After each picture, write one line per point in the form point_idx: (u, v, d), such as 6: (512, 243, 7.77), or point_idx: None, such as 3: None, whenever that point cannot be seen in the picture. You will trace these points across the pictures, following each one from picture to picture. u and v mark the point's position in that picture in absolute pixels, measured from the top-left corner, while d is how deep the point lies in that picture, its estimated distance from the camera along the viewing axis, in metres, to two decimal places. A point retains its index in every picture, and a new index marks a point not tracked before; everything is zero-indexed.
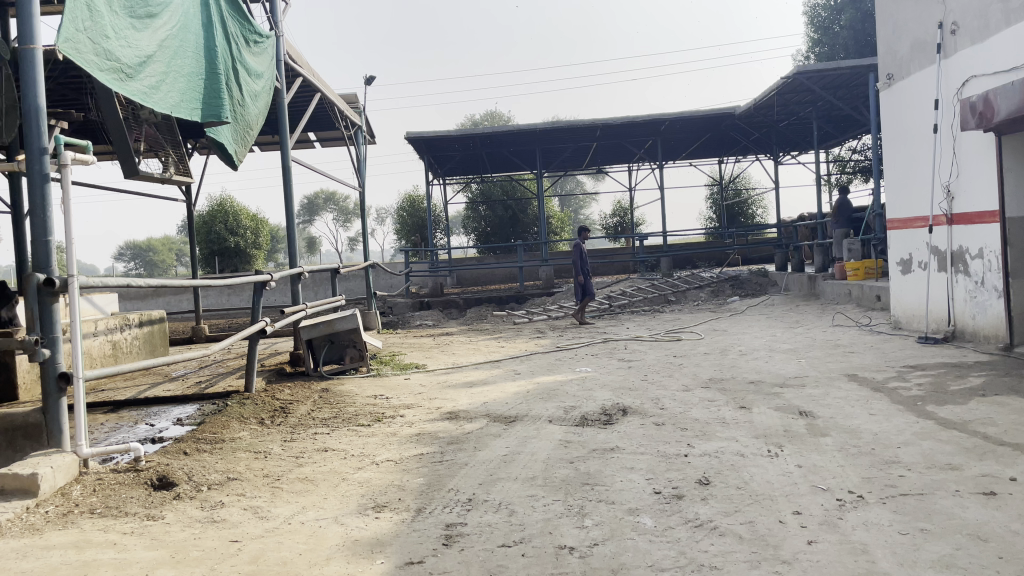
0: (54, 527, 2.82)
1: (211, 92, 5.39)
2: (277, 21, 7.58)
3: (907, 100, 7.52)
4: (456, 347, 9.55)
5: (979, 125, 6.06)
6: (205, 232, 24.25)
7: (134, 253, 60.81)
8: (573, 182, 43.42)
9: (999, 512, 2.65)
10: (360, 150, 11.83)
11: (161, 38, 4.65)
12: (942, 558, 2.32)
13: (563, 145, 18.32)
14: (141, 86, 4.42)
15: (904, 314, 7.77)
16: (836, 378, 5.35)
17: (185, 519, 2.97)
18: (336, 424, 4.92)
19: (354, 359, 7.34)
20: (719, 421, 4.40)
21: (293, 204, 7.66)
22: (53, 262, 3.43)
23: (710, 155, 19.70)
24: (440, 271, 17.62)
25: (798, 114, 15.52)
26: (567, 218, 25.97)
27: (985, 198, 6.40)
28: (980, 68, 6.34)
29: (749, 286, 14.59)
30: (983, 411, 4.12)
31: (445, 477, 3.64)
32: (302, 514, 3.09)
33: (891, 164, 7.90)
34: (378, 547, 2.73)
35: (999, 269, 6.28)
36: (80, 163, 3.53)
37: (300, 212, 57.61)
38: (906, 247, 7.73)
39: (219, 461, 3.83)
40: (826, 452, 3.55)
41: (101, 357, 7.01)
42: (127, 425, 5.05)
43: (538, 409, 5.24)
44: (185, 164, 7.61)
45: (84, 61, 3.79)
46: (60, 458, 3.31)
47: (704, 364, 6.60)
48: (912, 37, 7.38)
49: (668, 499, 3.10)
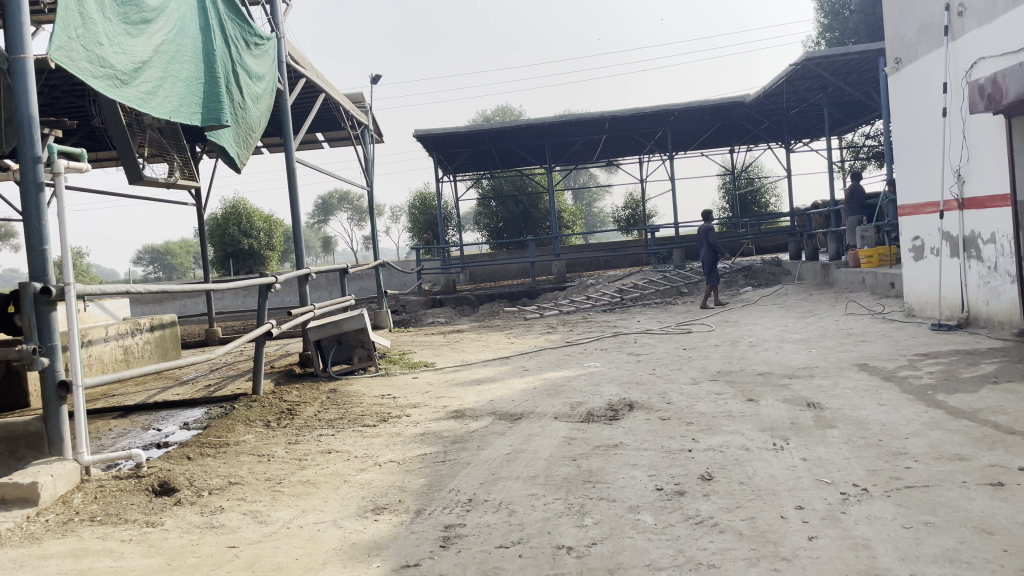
0: (54, 536, 2.84)
1: (211, 96, 5.41)
2: (277, 23, 7.58)
3: (915, 84, 7.37)
4: (465, 345, 9.55)
5: (989, 108, 5.92)
6: (217, 235, 24.40)
7: (152, 256, 61.57)
8: (585, 175, 43.34)
9: (1005, 504, 2.58)
10: (366, 150, 11.84)
11: (157, 44, 4.66)
12: (945, 552, 2.26)
13: (571, 138, 18.24)
14: (138, 92, 4.44)
15: (917, 301, 7.62)
16: (846, 368, 5.27)
17: (184, 525, 2.98)
18: (341, 425, 4.92)
19: (362, 359, 7.32)
20: (725, 414, 4.35)
21: (298, 206, 7.67)
22: (49, 272, 3.47)
23: (721, 144, 19.51)
24: (452, 268, 17.64)
25: (809, 101, 15.32)
26: (579, 212, 25.87)
27: (997, 181, 6.26)
28: (987, 49, 6.19)
29: (762, 275, 14.43)
30: (994, 399, 4.03)
31: (446, 477, 3.62)
32: (301, 518, 3.09)
33: (901, 150, 7.75)
34: (376, 550, 2.72)
35: (1012, 254, 6.13)
36: (74, 171, 3.54)
37: (313, 213, 57.99)
38: (918, 233, 7.59)
39: (221, 466, 3.85)
40: (832, 445, 3.48)
41: (112, 363, 7.08)
42: (135, 430, 5.09)
43: (544, 405, 5.21)
44: (190, 168, 7.64)
45: (77, 69, 3.80)
46: (61, 466, 3.35)
47: (713, 357, 6.53)
48: (919, 20, 7.23)
49: (670, 496, 3.06)
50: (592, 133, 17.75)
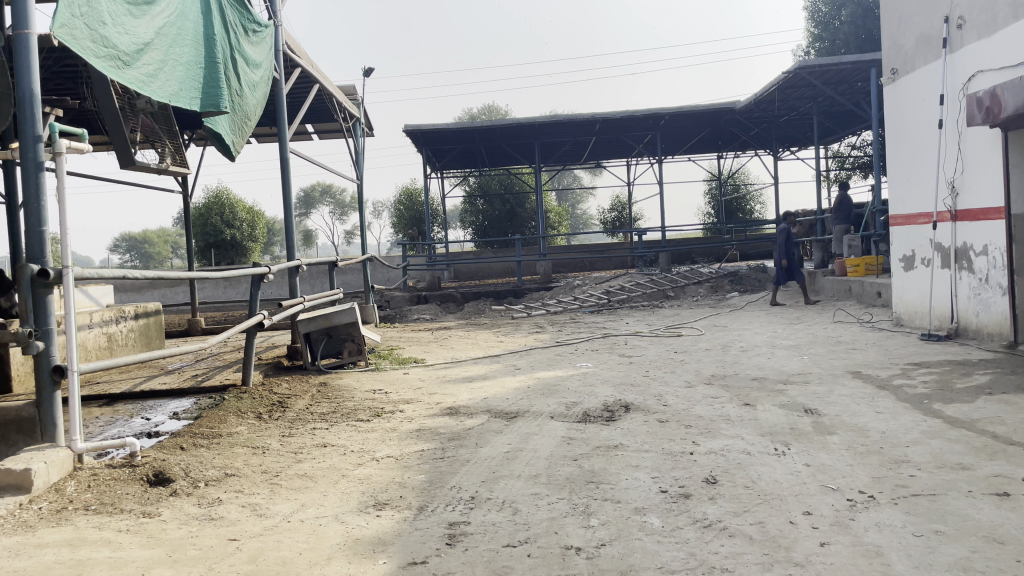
0: (48, 524, 2.80)
1: (212, 82, 5.30)
2: (275, 9, 7.45)
3: (912, 95, 7.48)
4: (453, 342, 9.49)
5: (987, 120, 6.00)
6: (199, 224, 23.97)
7: (129, 244, 60.58)
8: (571, 176, 43.50)
9: (1013, 513, 2.60)
10: (357, 142, 11.73)
11: (159, 26, 4.55)
12: (959, 561, 2.27)
13: (562, 138, 18.24)
14: (139, 74, 4.32)
15: (907, 310, 7.73)
16: (840, 376, 5.31)
17: (182, 516, 2.95)
18: (335, 419, 4.86)
19: (351, 353, 7.24)
20: (723, 418, 4.35)
21: (290, 197, 7.56)
22: (47, 254, 3.37)
23: (710, 150, 19.65)
24: (438, 265, 17.53)
25: (798, 110, 15.48)
26: (564, 214, 25.90)
27: (991, 194, 6.36)
28: (986, 63, 6.28)
29: (749, 281, 14.55)
30: (990, 410, 4.07)
31: (447, 474, 3.58)
32: (301, 512, 3.04)
33: (895, 160, 7.84)
34: (380, 546, 2.68)
35: (1005, 266, 6.23)
36: (75, 151, 3.45)
37: (296, 205, 57.32)
38: (910, 243, 7.68)
39: (216, 457, 3.78)
40: (833, 451, 3.50)
41: (96, 351, 6.93)
42: (123, 418, 5.00)
43: (539, 405, 5.18)
44: (182, 154, 7.50)
45: (80, 48, 3.70)
46: (54, 453, 3.27)
47: (705, 361, 6.55)
48: (918, 31, 7.32)
49: (675, 498, 3.04)
50: (583, 134, 17.76)
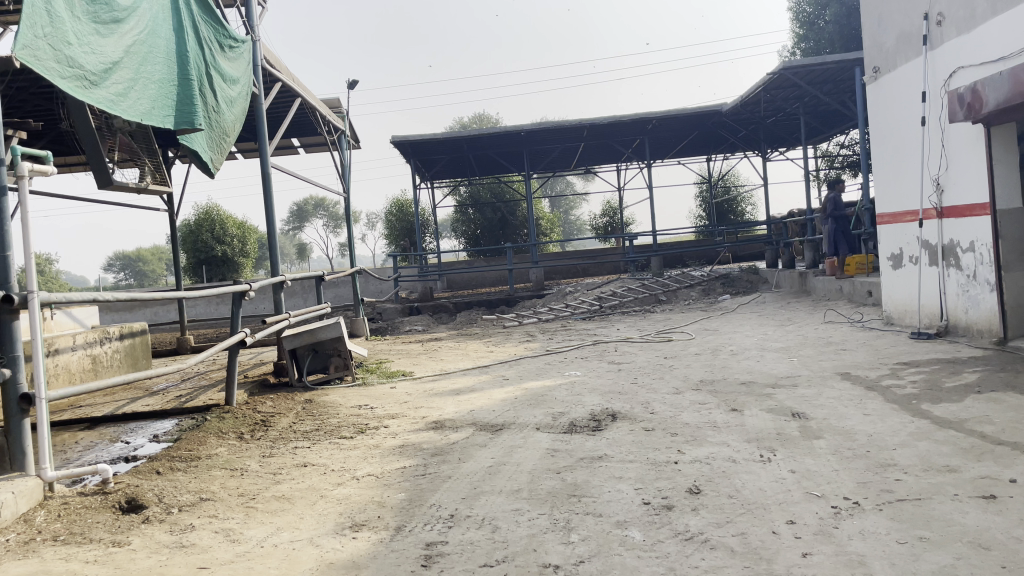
0: (14, 556, 2.72)
1: (185, 99, 5.25)
2: (252, 25, 7.41)
3: (893, 94, 7.48)
4: (444, 353, 9.41)
5: (968, 117, 6.00)
6: (189, 242, 23.89)
7: (123, 263, 60.56)
8: (563, 183, 43.77)
9: (1000, 517, 2.55)
10: (344, 155, 11.69)
11: (128, 44, 4.50)
12: (943, 569, 2.21)
13: (550, 146, 18.24)
14: (107, 93, 4.27)
15: (897, 309, 7.70)
16: (830, 378, 5.25)
17: (152, 545, 2.87)
18: (318, 437, 4.78)
19: (338, 368, 7.14)
20: (710, 425, 4.29)
21: (273, 211, 7.50)
22: (12, 280, 3.31)
23: (699, 152, 19.68)
24: (430, 275, 17.22)
25: (785, 110, 15.50)
26: (556, 220, 25.86)
27: (974, 191, 6.34)
28: (966, 59, 6.27)
29: (740, 282, 14.52)
30: (979, 408, 4.02)
31: (427, 491, 3.50)
32: (275, 536, 2.97)
33: (881, 157, 7.82)
34: (354, 570, 2.61)
35: (991, 262, 6.20)
36: (40, 174, 3.37)
37: (289, 219, 57.25)
38: (897, 242, 7.67)
39: (192, 481, 3.71)
40: (820, 456, 3.44)
41: (80, 373, 6.82)
42: (102, 443, 4.91)
43: (525, 416, 5.11)
44: (163, 173, 7.44)
45: (45, 68, 3.65)
46: (22, 483, 3.19)
47: (695, 366, 6.48)
48: (898, 29, 7.31)
49: (657, 510, 2.98)
50: (571, 140, 17.75)
